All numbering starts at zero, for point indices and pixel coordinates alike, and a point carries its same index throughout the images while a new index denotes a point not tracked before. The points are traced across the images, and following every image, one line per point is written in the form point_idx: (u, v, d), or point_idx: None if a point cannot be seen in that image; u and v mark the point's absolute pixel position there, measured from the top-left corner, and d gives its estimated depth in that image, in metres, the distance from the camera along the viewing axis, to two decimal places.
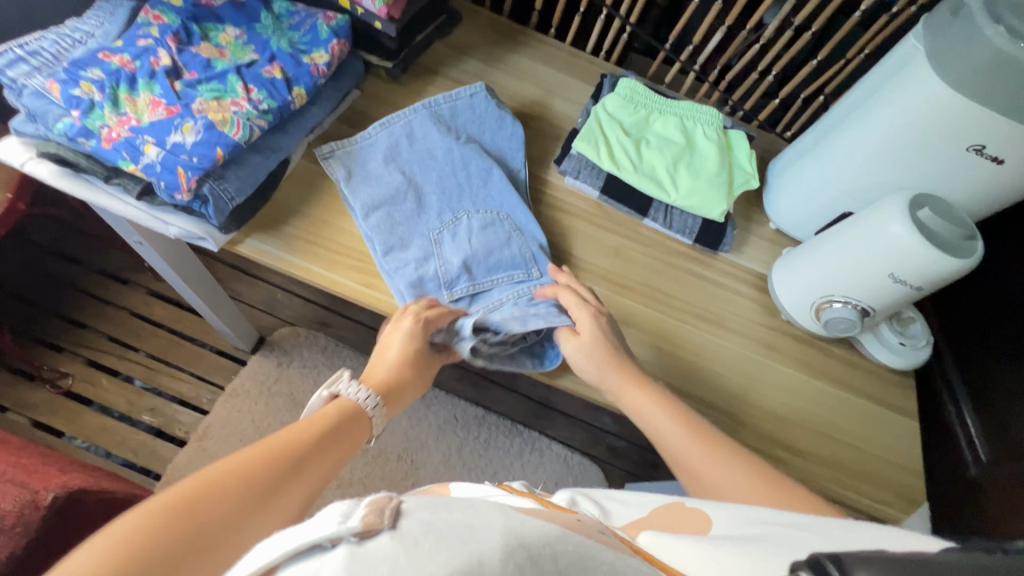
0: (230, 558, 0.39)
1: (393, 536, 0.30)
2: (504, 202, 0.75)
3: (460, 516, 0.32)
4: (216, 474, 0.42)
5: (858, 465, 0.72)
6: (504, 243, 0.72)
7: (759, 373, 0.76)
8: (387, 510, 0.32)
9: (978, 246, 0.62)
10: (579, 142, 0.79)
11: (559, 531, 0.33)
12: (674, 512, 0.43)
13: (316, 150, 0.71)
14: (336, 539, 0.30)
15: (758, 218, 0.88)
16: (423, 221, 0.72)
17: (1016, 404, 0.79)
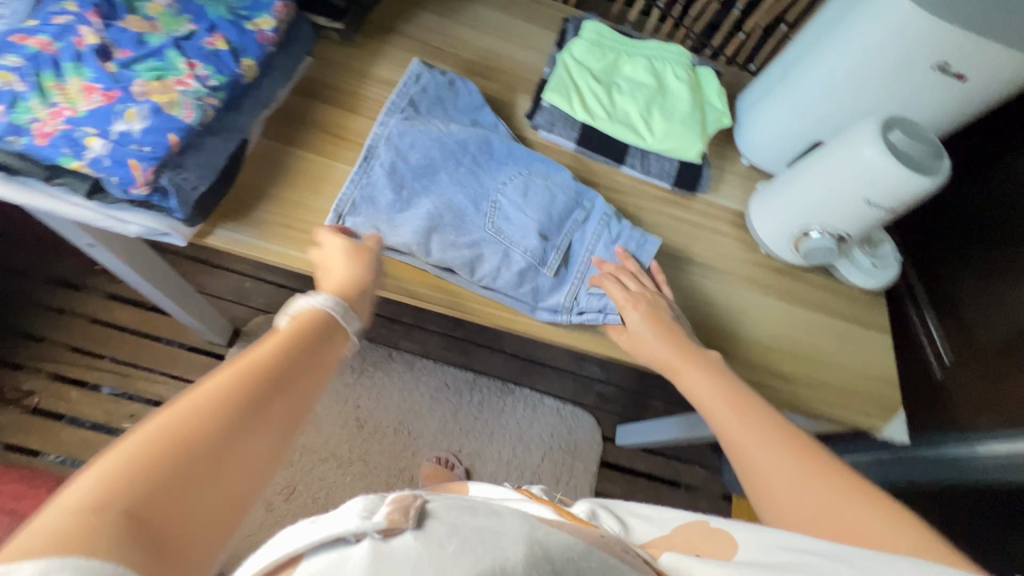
0: (228, 488, 0.34)
1: (416, 537, 0.33)
2: (520, 162, 0.74)
3: (483, 522, 0.35)
4: (188, 406, 0.35)
5: (843, 383, 0.77)
6: (550, 196, 0.71)
7: (746, 308, 0.78)
8: (411, 512, 0.35)
9: (945, 164, 0.64)
10: (550, 94, 0.78)
11: (570, 541, 0.35)
12: (696, 530, 0.45)
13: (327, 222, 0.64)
14: (359, 534, 0.33)
15: (731, 156, 0.88)
16: (472, 220, 0.68)
17: (979, 310, 0.87)
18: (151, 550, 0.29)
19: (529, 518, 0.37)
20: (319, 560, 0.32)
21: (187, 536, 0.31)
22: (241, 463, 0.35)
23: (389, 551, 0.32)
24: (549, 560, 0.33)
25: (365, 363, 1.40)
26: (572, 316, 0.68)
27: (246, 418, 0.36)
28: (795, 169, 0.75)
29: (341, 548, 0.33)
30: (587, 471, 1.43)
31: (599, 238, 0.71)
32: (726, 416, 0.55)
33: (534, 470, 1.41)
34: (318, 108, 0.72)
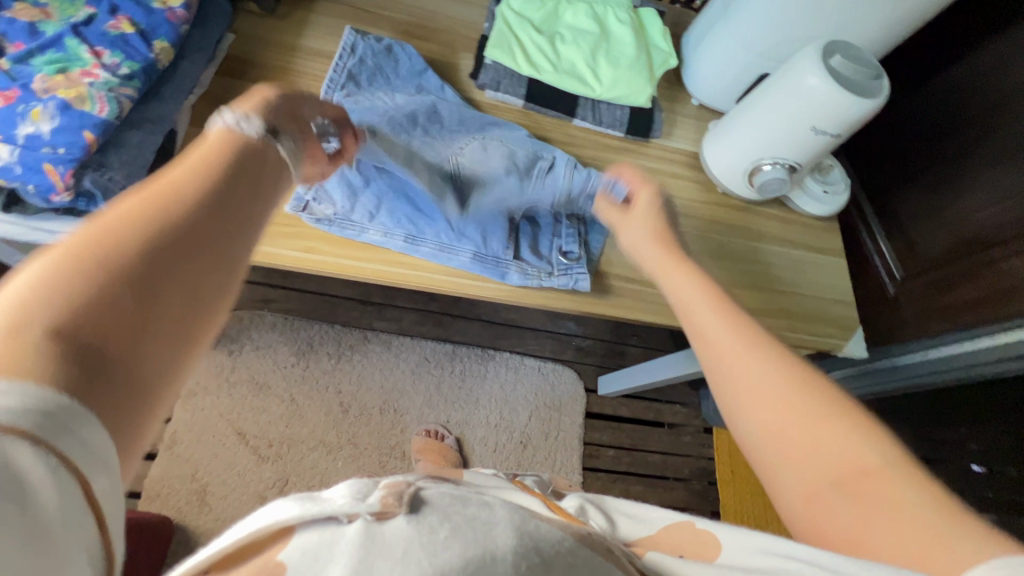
0: (180, 305, 0.29)
1: (410, 522, 0.33)
2: (474, 127, 0.71)
3: (476, 512, 0.35)
4: (108, 221, 0.29)
5: (803, 310, 0.80)
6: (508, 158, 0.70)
7: (707, 248, 0.80)
8: (405, 496, 0.35)
9: (884, 84, 0.65)
10: (492, 50, 0.75)
11: (563, 535, 0.37)
12: (682, 532, 0.45)
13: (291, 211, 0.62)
14: (352, 515, 0.33)
15: (681, 97, 0.88)
16: (435, 188, 0.66)
17: (923, 224, 0.91)
18: (98, 366, 0.25)
19: (519, 510, 0.37)
20: (310, 539, 0.32)
21: (138, 358, 0.27)
22: (190, 280, 0.30)
23: (381, 536, 0.32)
24: (539, 553, 0.34)
25: (341, 348, 1.39)
26: (543, 279, 0.68)
27: (185, 232, 0.30)
28: (744, 104, 0.76)
29: (333, 527, 0.33)
30: (573, 424, 1.47)
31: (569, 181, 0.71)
32: (707, 312, 0.51)
33: (522, 430, 1.44)
34: (247, 88, 0.68)
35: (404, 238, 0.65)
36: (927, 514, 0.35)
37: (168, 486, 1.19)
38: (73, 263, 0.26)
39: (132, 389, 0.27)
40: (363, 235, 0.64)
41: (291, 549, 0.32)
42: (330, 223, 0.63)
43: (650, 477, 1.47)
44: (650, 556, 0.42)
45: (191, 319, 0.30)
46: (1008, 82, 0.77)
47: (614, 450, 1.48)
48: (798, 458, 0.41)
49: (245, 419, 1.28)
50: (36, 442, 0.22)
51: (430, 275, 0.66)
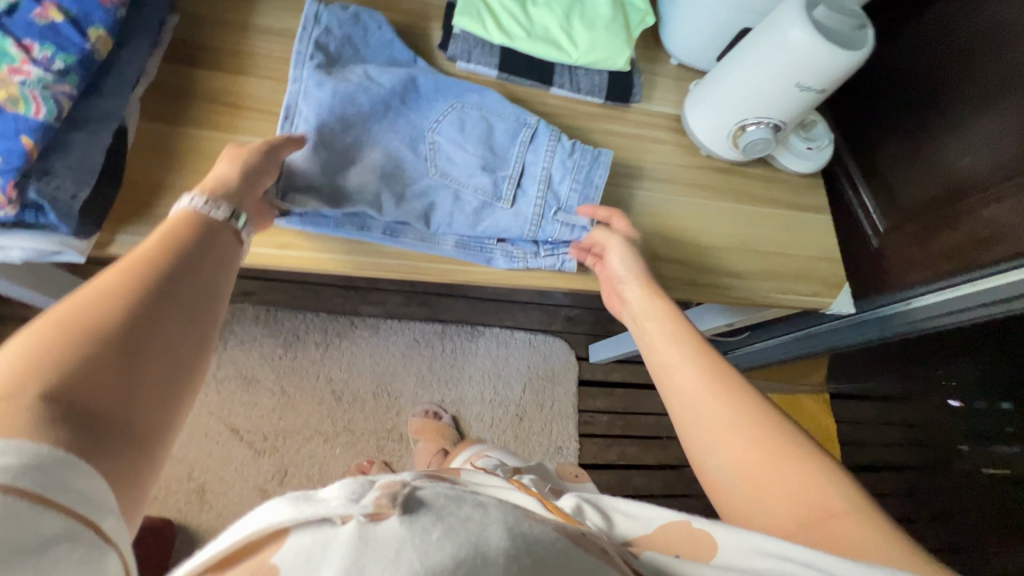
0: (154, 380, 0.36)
1: (402, 523, 0.32)
2: (450, 95, 0.68)
3: (469, 513, 0.35)
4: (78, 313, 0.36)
5: (793, 269, 0.80)
6: (488, 129, 0.67)
7: (694, 214, 0.79)
8: (399, 498, 0.34)
9: (869, 34, 0.63)
10: (460, 18, 0.70)
11: (556, 538, 0.37)
12: (678, 533, 0.47)
13: (266, 196, 0.57)
14: (345, 517, 0.32)
15: (659, 57, 0.85)
16: (413, 169, 0.64)
17: (905, 173, 0.91)
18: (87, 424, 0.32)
19: (512, 512, 0.37)
20: (303, 541, 0.31)
21: (127, 410, 0.34)
22: (157, 356, 0.37)
23: (374, 537, 0.31)
24: (531, 552, 0.33)
25: (328, 336, 1.36)
26: (529, 260, 0.67)
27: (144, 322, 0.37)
28: (727, 61, 0.73)
29: (327, 529, 0.32)
30: (567, 394, 1.49)
31: (559, 159, 0.68)
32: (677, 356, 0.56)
33: (517, 403, 1.45)
34: (200, 75, 0.63)
35: (383, 231, 0.62)
36: (876, 540, 0.43)
37: (164, 488, 1.17)
38: (69, 342, 0.34)
39: (117, 432, 0.33)
40: (340, 231, 0.61)
41: (286, 549, 0.31)
42: (306, 220, 0.60)
43: (645, 438, 1.51)
44: (647, 555, 0.44)
45: (167, 376, 0.37)
46: (983, 24, 0.75)
47: (608, 416, 1.51)
48: (771, 503, 0.47)
49: (237, 415, 1.26)
50: (35, 499, 0.28)
51: (414, 264, 0.64)
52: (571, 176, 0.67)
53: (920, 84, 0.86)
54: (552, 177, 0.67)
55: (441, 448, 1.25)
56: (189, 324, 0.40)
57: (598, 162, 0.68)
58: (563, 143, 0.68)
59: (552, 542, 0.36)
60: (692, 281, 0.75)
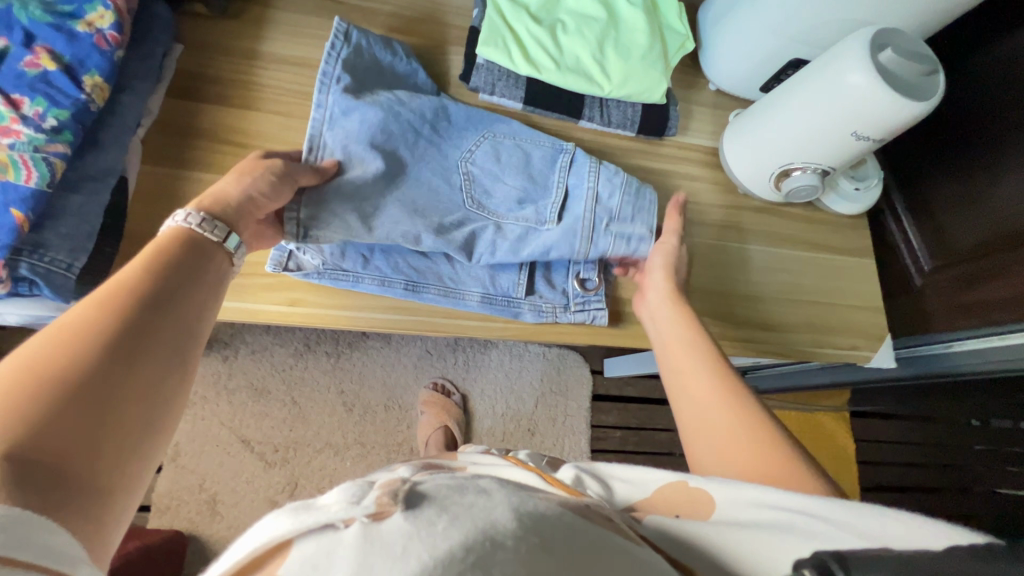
0: (132, 415, 0.30)
1: (408, 518, 0.29)
2: (482, 124, 0.63)
3: (473, 500, 0.31)
4: (53, 336, 0.30)
5: (832, 320, 0.74)
6: (524, 161, 0.62)
7: (730, 258, 0.73)
8: (400, 494, 0.31)
9: (940, 81, 0.57)
10: (484, 48, 0.64)
11: (564, 513, 0.33)
12: (675, 492, 0.43)
13: (268, 267, 0.55)
14: (348, 520, 0.29)
15: (696, 83, 0.79)
16: (447, 202, 0.58)
17: (958, 214, 0.84)
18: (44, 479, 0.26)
19: (517, 493, 0.34)
20: (308, 550, 0.28)
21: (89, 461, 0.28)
22: (135, 389, 0.31)
23: (378, 536, 0.28)
24: (541, 530, 0.30)
25: (340, 347, 1.34)
26: (559, 314, 0.63)
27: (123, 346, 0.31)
28: (775, 96, 0.67)
29: (331, 534, 0.29)
30: (580, 408, 1.45)
31: (623, 198, 0.60)
32: (686, 358, 0.53)
33: (529, 417, 1.42)
34: (207, 110, 0.59)
35: (404, 285, 0.58)
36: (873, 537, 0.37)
37: (177, 498, 1.18)
38: (38, 390, 0.28)
39: (72, 492, 0.27)
40: (359, 285, 0.57)
41: (291, 561, 0.27)
42: (322, 274, 0.56)
43: (658, 456, 1.48)
44: (648, 518, 0.41)
45: (140, 420, 0.31)
46: None
47: (621, 432, 1.48)
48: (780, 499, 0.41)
49: (248, 426, 1.25)
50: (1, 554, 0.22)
51: (435, 320, 0.60)
52: (621, 192, 0.60)
53: (979, 118, 0.79)
54: (596, 230, 0.59)
55: (444, 424, 1.30)
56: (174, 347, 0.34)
57: (640, 238, 0.61)
58: (607, 168, 0.62)
59: (563, 518, 0.33)
60: (725, 336, 0.70)
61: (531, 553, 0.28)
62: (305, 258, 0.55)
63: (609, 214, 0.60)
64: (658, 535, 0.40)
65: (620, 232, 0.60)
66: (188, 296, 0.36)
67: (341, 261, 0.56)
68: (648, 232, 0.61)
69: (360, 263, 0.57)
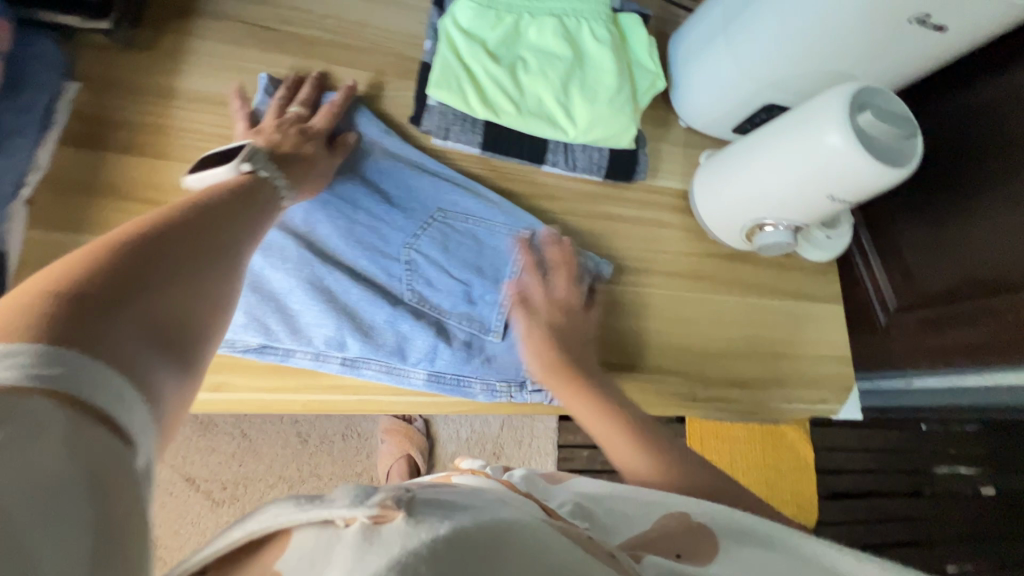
0: (186, 297, 0.31)
1: (409, 525, 0.25)
2: (427, 201, 0.59)
3: (475, 513, 0.29)
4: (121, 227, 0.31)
5: (799, 374, 0.72)
6: (477, 249, 0.59)
7: (698, 311, 0.70)
8: (405, 500, 0.26)
9: (918, 146, 0.54)
10: (435, 90, 0.58)
11: (571, 544, 0.31)
12: (677, 530, 0.40)
13: None
14: (349, 520, 0.25)
15: (666, 121, 0.74)
16: (388, 296, 0.56)
17: (929, 255, 0.83)
18: (111, 331, 0.25)
19: (515, 511, 0.32)
20: (308, 540, 0.25)
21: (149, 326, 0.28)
22: (187, 280, 0.31)
23: (378, 538, 0.24)
24: (538, 542, 0.28)
25: None
26: (513, 394, 0.59)
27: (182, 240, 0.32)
28: (748, 146, 0.63)
29: (331, 533, 0.25)
30: (547, 429, 1.43)
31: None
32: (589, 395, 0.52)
33: (495, 440, 1.39)
34: (110, 162, 0.51)
35: (342, 360, 0.54)
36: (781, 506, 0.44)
37: None
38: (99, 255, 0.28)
39: (137, 353, 0.26)
40: (291, 359, 0.53)
41: (291, 552, 0.25)
42: (251, 349, 0.52)
43: None
44: (648, 558, 0.37)
45: (191, 306, 0.31)
46: None
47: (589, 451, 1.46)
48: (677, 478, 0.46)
49: (193, 462, 1.17)
50: (69, 403, 0.22)
51: (379, 397, 0.56)
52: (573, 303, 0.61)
53: (951, 162, 0.77)
54: None
55: (406, 453, 1.24)
56: (225, 256, 0.35)
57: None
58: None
59: (560, 539, 0.31)
60: (691, 397, 0.68)
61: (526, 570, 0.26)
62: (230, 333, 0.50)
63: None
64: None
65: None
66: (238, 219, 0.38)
67: (273, 336, 0.51)
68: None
69: (289, 334, 0.52)
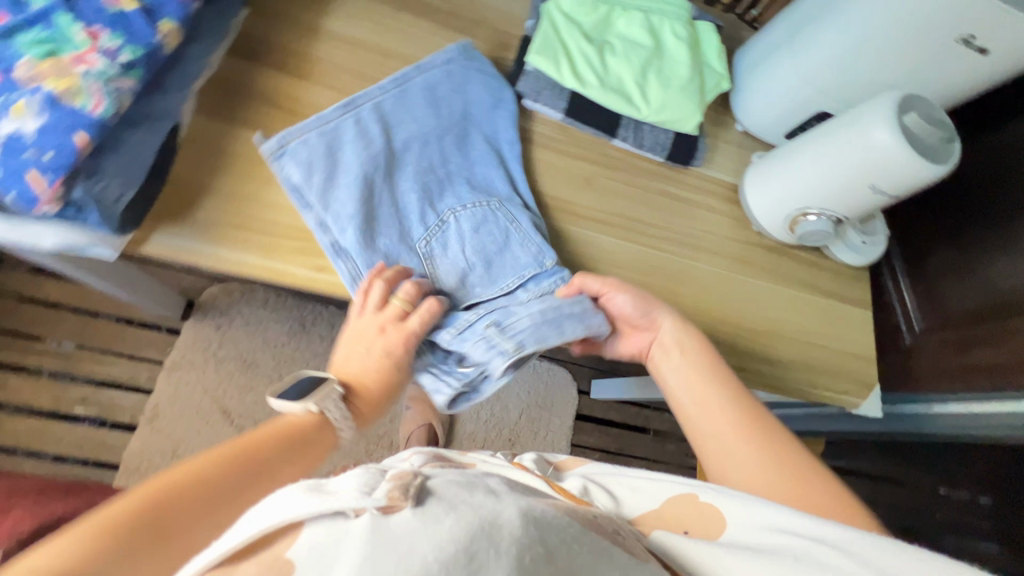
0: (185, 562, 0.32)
1: (414, 514, 0.31)
2: (492, 188, 0.64)
3: (481, 500, 0.34)
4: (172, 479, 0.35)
5: (827, 364, 0.77)
6: (502, 246, 0.61)
7: (736, 290, 0.76)
8: (411, 490, 0.32)
9: (955, 150, 0.61)
10: (534, 56, 0.68)
11: (577, 525, 0.37)
12: (685, 506, 0.49)
13: (262, 143, 0.55)
14: (358, 510, 0.30)
15: (724, 121, 0.83)
16: (411, 228, 0.59)
17: (956, 281, 0.87)
18: None
19: (524, 499, 0.37)
20: (317, 534, 0.29)
21: None
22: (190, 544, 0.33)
23: (386, 529, 0.29)
24: (542, 532, 0.33)
25: (334, 331, 1.32)
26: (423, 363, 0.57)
27: (215, 493, 0.36)
28: (798, 143, 0.71)
29: (341, 522, 0.30)
30: (563, 425, 1.46)
31: (532, 314, 0.57)
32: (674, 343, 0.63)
33: (511, 427, 1.42)
34: (263, 74, 0.61)
35: (332, 242, 0.56)
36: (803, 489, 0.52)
37: (148, 460, 1.15)
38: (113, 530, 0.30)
39: None
40: (304, 211, 0.56)
41: (303, 542, 0.29)
42: (288, 182, 0.56)
43: None
44: (656, 533, 0.47)
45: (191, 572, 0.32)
46: None
47: (601, 454, 1.49)
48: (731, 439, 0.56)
49: (231, 397, 1.23)
50: None
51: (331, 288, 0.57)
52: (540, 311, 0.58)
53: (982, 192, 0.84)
54: (463, 333, 0.56)
55: (427, 422, 1.29)
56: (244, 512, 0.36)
57: (501, 351, 0.54)
58: (550, 295, 0.60)
59: (562, 524, 0.35)
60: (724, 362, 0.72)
61: (532, 562, 0.30)
62: (284, 162, 0.55)
63: (500, 317, 0.57)
64: (669, 547, 0.45)
65: (492, 337, 0.55)
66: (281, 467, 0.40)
67: (308, 182, 0.56)
68: (512, 350, 0.54)
69: (318, 192, 0.56)
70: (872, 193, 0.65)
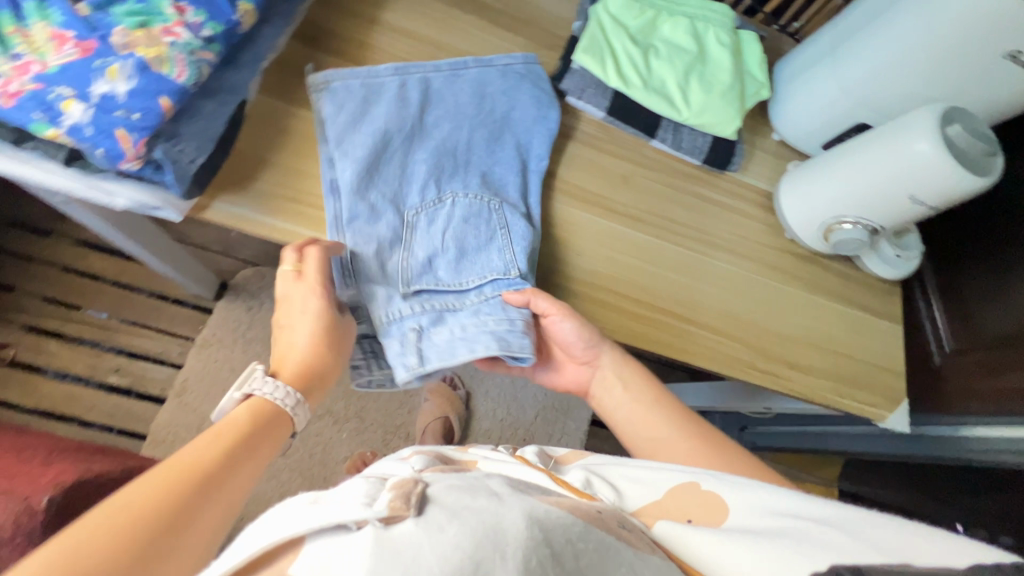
0: None
1: (417, 523, 0.31)
2: (503, 185, 0.65)
3: (485, 503, 0.34)
4: (121, 506, 0.33)
5: (854, 375, 0.77)
6: (484, 241, 0.62)
7: (766, 296, 0.76)
8: (413, 499, 0.33)
9: (997, 163, 0.61)
10: (580, 55, 0.70)
11: (583, 523, 0.36)
12: (690, 496, 0.48)
13: (311, 76, 0.60)
14: (361, 522, 0.31)
15: (762, 130, 0.84)
16: (406, 196, 0.61)
17: (989, 302, 0.86)
18: None
19: (526, 499, 0.36)
20: (323, 546, 0.30)
21: None
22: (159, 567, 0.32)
23: (390, 542, 0.30)
24: (548, 537, 0.33)
25: None
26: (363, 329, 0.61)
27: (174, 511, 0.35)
28: (837, 151, 0.72)
29: (344, 533, 0.31)
30: (580, 429, 1.45)
31: (451, 331, 0.58)
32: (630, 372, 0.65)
33: (527, 427, 1.42)
34: (324, 59, 0.64)
35: (333, 181, 0.59)
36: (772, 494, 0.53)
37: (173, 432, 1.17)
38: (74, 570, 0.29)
39: None
40: (324, 146, 0.60)
41: (307, 555, 0.30)
42: (319, 115, 0.60)
43: None
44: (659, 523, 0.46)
45: None
46: None
47: None
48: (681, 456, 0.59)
49: None
50: None
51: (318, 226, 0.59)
52: (473, 319, 0.58)
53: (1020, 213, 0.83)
54: (397, 319, 0.57)
55: (444, 415, 1.30)
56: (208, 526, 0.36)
57: (405, 363, 0.56)
58: (494, 301, 0.59)
59: (570, 525, 0.35)
60: (749, 364, 0.72)
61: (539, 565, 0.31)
62: (325, 102, 0.60)
63: (426, 324, 0.58)
64: (670, 535, 0.44)
65: (409, 341, 0.57)
66: (238, 476, 0.40)
67: (335, 118, 0.59)
68: (414, 366, 0.56)
69: (338, 132, 0.59)
70: (910, 203, 0.65)
